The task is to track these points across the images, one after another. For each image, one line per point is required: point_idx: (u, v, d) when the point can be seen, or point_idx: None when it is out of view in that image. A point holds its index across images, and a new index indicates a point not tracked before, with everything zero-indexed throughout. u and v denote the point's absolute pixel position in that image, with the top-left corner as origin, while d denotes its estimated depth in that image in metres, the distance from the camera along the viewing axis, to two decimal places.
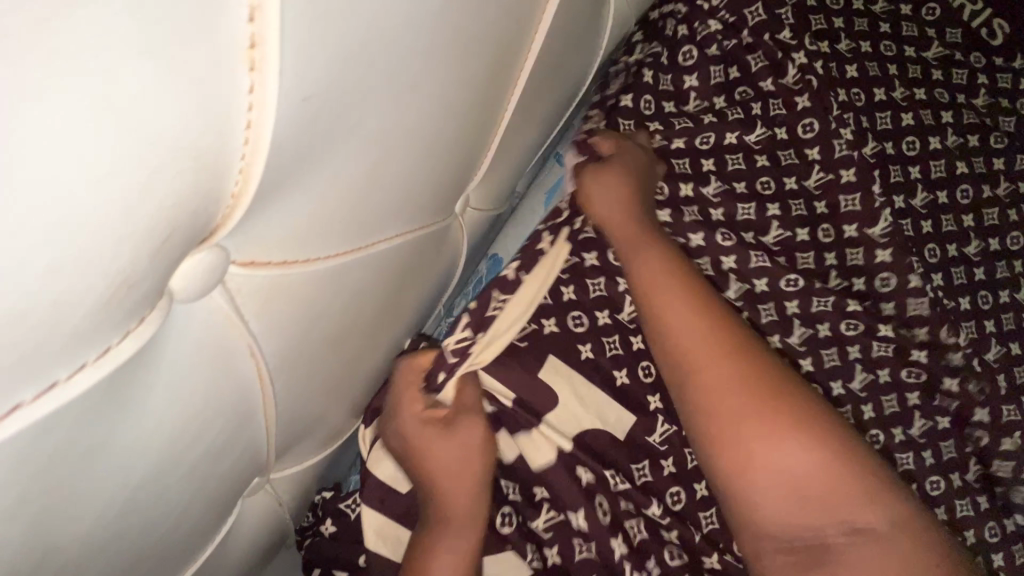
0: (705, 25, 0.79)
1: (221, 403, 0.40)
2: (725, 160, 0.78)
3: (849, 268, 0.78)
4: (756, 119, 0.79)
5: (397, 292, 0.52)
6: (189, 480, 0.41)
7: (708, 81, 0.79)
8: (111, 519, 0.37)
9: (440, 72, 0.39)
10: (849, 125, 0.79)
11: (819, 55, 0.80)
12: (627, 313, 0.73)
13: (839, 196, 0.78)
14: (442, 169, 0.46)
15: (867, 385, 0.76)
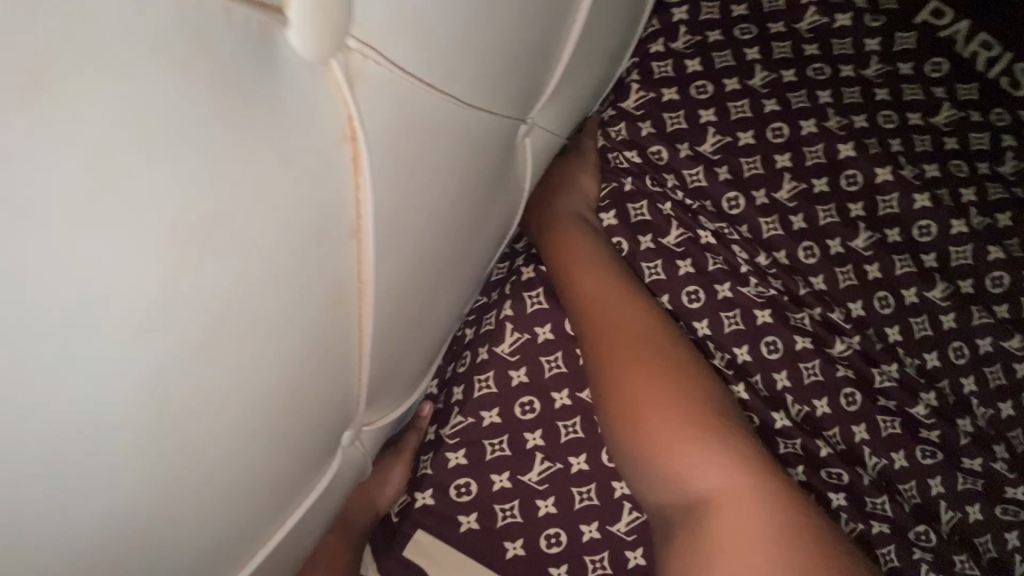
0: (644, 130, 0.71)
1: None
2: (642, 270, 0.69)
3: (842, 382, 0.65)
4: (671, 217, 0.69)
5: (281, 561, 0.44)
6: None
7: (621, 192, 0.71)
8: None
9: (239, 348, 0.29)
10: (833, 216, 0.69)
11: (787, 146, 0.70)
12: (532, 475, 0.61)
13: (787, 310, 0.67)
14: (292, 431, 0.36)
15: (858, 539, 0.62)
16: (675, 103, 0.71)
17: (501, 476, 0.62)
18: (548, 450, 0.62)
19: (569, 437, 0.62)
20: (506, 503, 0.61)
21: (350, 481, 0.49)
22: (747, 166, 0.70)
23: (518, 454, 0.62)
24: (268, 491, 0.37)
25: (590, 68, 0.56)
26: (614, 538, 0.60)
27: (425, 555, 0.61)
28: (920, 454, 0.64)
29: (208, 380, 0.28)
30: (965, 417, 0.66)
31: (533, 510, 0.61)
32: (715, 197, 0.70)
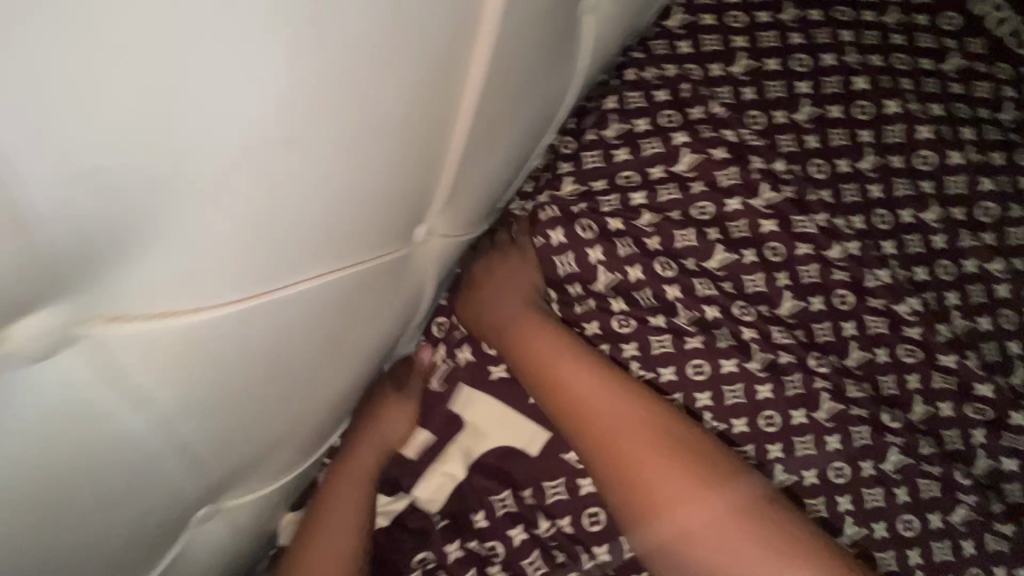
0: (682, 48, 0.78)
1: (117, 453, 0.41)
2: (657, 192, 0.75)
3: (835, 284, 0.74)
4: (697, 124, 0.76)
5: (370, 324, 0.57)
6: (96, 524, 0.43)
7: (653, 99, 0.77)
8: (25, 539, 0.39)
9: (398, 95, 0.41)
10: (843, 138, 0.77)
11: (807, 75, 0.79)
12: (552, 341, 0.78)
13: (792, 215, 0.74)
14: (403, 192, 0.48)
15: (834, 415, 0.70)
16: (711, 27, 0.79)
17: (525, 343, 0.76)
18: (566, 317, 0.78)
19: (584, 308, 0.77)
20: None
21: (419, 281, 0.61)
22: (771, 87, 0.78)
23: (537, 329, 0.77)
24: (377, 241, 0.50)
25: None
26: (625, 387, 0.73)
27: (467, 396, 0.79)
28: (899, 351, 0.73)
29: (375, 113, 0.40)
30: (944, 324, 0.74)
31: None
32: (740, 110, 0.77)
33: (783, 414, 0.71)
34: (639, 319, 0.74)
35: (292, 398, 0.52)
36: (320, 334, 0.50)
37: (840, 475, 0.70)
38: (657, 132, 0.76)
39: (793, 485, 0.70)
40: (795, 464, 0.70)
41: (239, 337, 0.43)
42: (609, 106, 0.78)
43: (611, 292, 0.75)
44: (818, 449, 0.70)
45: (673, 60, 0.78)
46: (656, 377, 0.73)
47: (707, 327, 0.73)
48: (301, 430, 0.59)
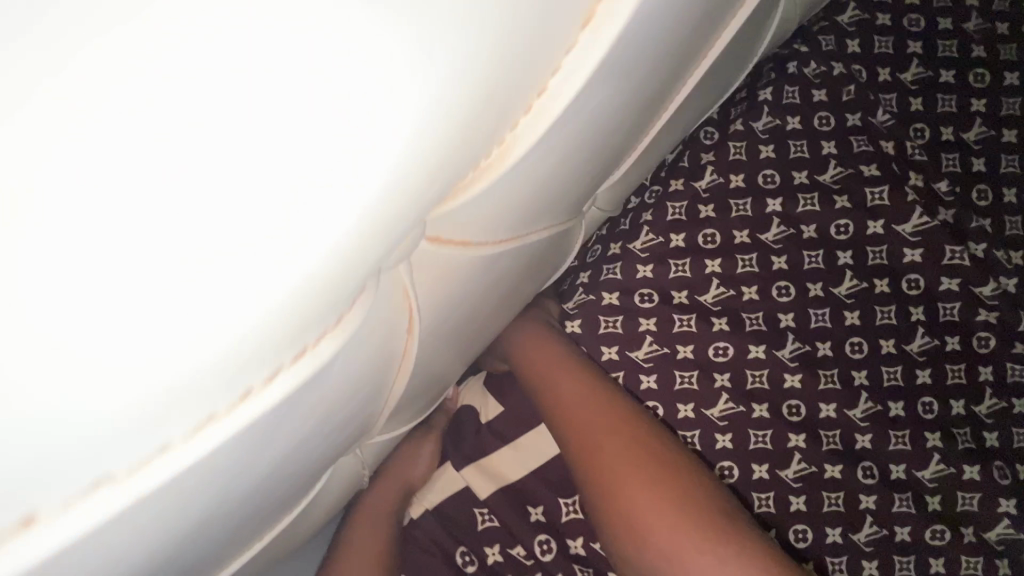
0: (851, 47, 0.73)
1: (373, 379, 0.40)
2: (795, 200, 0.71)
3: (976, 326, 0.68)
4: (850, 134, 0.72)
5: (534, 281, 0.58)
6: (318, 457, 0.42)
7: (809, 99, 0.72)
8: (272, 473, 0.38)
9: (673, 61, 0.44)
10: (1013, 167, 0.71)
11: (985, 93, 0.73)
12: (643, 352, 0.71)
13: (943, 245, 0.68)
14: (616, 154, 0.51)
15: (939, 476, 0.66)
16: (888, 28, 0.74)
17: (612, 349, 0.72)
18: (659, 334, 0.71)
19: (682, 328, 0.70)
20: (616, 372, 0.71)
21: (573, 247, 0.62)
22: (943, 101, 0.72)
23: (631, 331, 0.72)
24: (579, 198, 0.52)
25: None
26: (704, 420, 0.69)
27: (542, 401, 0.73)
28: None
29: (658, 74, 0.43)
30: None
31: (637, 382, 0.71)
32: (904, 125, 0.72)
33: (882, 465, 0.67)
34: (739, 346, 0.69)
35: (466, 343, 0.54)
36: (499, 292, 0.52)
37: (939, 538, 0.65)
38: (808, 137, 0.72)
39: (881, 539, 0.65)
40: (885, 518, 0.66)
41: (486, 272, 0.43)
42: (761, 99, 0.73)
43: (718, 308, 0.70)
44: (917, 509, 0.66)
45: (841, 57, 0.73)
46: (745, 412, 0.68)
47: (812, 365, 0.68)
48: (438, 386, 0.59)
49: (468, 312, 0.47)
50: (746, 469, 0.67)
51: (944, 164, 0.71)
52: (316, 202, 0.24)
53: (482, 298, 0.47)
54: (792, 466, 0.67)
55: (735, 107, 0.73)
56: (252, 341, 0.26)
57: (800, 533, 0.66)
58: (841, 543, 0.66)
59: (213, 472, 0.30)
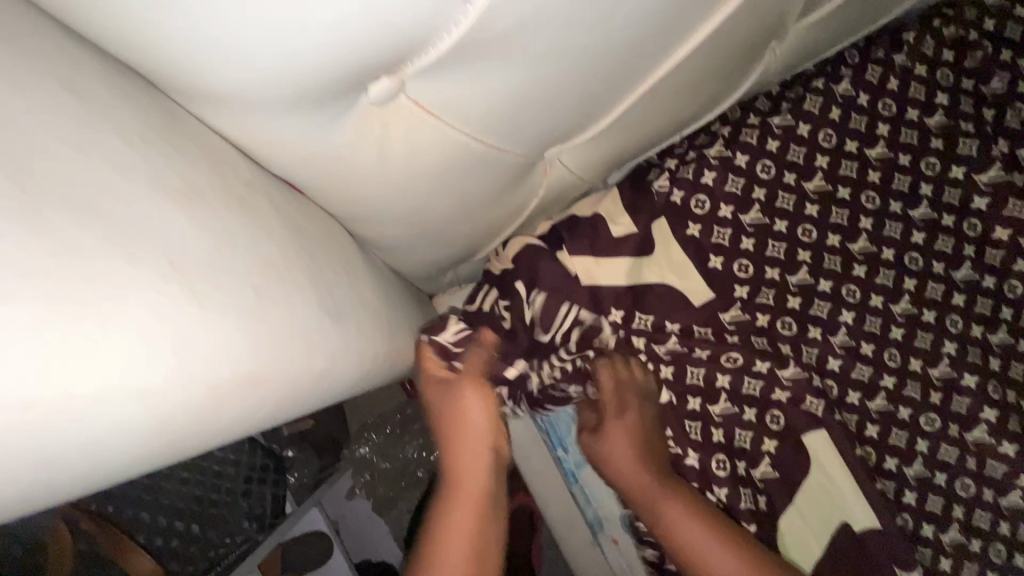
0: (985, 25, 0.86)
1: (675, 30, 0.47)
2: (900, 131, 0.83)
3: (1011, 273, 0.82)
4: (962, 93, 0.84)
5: (728, 80, 0.65)
6: (600, 82, 0.47)
7: (939, 54, 0.84)
8: (605, 43, 0.42)
9: None
10: None
11: None
12: (749, 216, 0.79)
13: (1007, 199, 0.81)
14: None
15: (945, 378, 0.80)
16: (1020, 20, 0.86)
17: (727, 205, 0.79)
18: (765, 206, 0.79)
19: (782, 204, 0.80)
20: (724, 228, 0.79)
21: (759, 74, 0.69)
22: None
23: (745, 196, 0.79)
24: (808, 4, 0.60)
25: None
26: (783, 282, 0.79)
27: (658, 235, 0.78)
28: None
29: None
30: None
31: (737, 241, 0.79)
32: (1011, 100, 0.84)
33: (904, 357, 0.80)
34: (822, 231, 0.80)
35: (677, 97, 0.60)
36: (744, 41, 0.58)
37: (929, 424, 0.80)
38: (928, 84, 0.84)
39: (887, 412, 0.79)
40: (897, 398, 0.79)
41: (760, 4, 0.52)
42: (901, 41, 0.84)
43: (816, 197, 0.80)
44: (921, 396, 0.80)
45: (977, 29, 0.86)
46: (814, 284, 0.79)
47: (875, 263, 0.80)
48: (645, 129, 0.64)
49: (718, 48, 0.55)
50: (804, 327, 0.78)
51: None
52: None
53: (731, 41, 0.55)
54: (838, 336, 0.79)
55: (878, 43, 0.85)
56: None
57: (829, 387, 0.78)
58: (857, 405, 0.79)
59: None
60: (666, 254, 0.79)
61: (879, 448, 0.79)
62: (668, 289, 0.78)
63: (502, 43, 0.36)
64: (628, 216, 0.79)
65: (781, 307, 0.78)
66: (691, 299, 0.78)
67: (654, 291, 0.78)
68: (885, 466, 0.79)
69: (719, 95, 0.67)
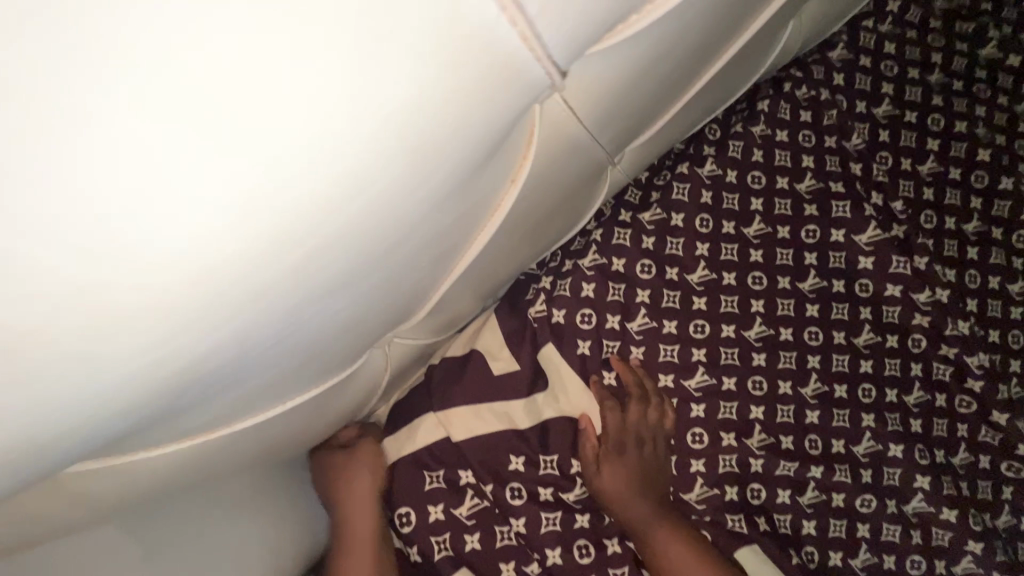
0: (834, 82, 0.85)
1: (417, 296, 0.45)
2: (773, 203, 0.79)
3: (911, 327, 0.79)
4: (826, 153, 0.82)
5: (564, 216, 0.59)
6: (351, 354, 0.46)
7: (797, 117, 0.82)
8: (311, 359, 0.41)
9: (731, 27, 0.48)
10: (955, 198, 0.84)
11: (940, 135, 0.86)
12: (637, 324, 0.73)
13: (890, 255, 0.79)
14: (667, 106, 0.54)
15: (871, 452, 0.76)
16: (865, 72, 0.86)
17: (613, 316, 0.73)
18: (650, 309, 0.74)
19: (669, 304, 0.74)
20: (613, 341, 0.73)
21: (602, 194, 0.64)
22: (905, 137, 0.85)
23: (628, 303, 0.74)
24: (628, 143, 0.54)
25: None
26: (684, 390, 0.73)
27: (545, 362, 0.72)
28: (957, 400, 0.78)
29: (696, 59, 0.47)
30: (1004, 386, 0.79)
31: (628, 353, 0.73)
32: (874, 152, 0.83)
33: (825, 441, 0.75)
34: (714, 325, 0.75)
35: (497, 272, 0.56)
36: (562, 198, 0.52)
37: (865, 505, 0.75)
38: (793, 149, 0.81)
39: (820, 503, 0.74)
40: (827, 485, 0.74)
41: (530, 218, 0.49)
42: (758, 109, 0.82)
43: (702, 289, 0.76)
44: (851, 478, 0.75)
45: (827, 86, 0.85)
46: (717, 384, 0.74)
47: (775, 347, 0.76)
48: (489, 282, 0.58)
49: (504, 253, 0.52)
50: (717, 435, 0.73)
51: (899, 191, 0.82)
52: (420, 159, 0.30)
53: (519, 239, 0.52)
54: (755, 436, 0.74)
55: (735, 115, 0.83)
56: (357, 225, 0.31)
57: (755, 491, 0.72)
58: (789, 504, 0.73)
59: (265, 336, 0.34)
60: (560, 380, 0.72)
61: (820, 545, 0.73)
62: (566, 421, 0.71)
63: (161, 435, 0.36)
64: (508, 349, 0.72)
65: (686, 419, 0.72)
66: (594, 426, 0.71)
67: (551, 425, 0.71)
68: (831, 563, 0.73)
69: (560, 230, 0.63)
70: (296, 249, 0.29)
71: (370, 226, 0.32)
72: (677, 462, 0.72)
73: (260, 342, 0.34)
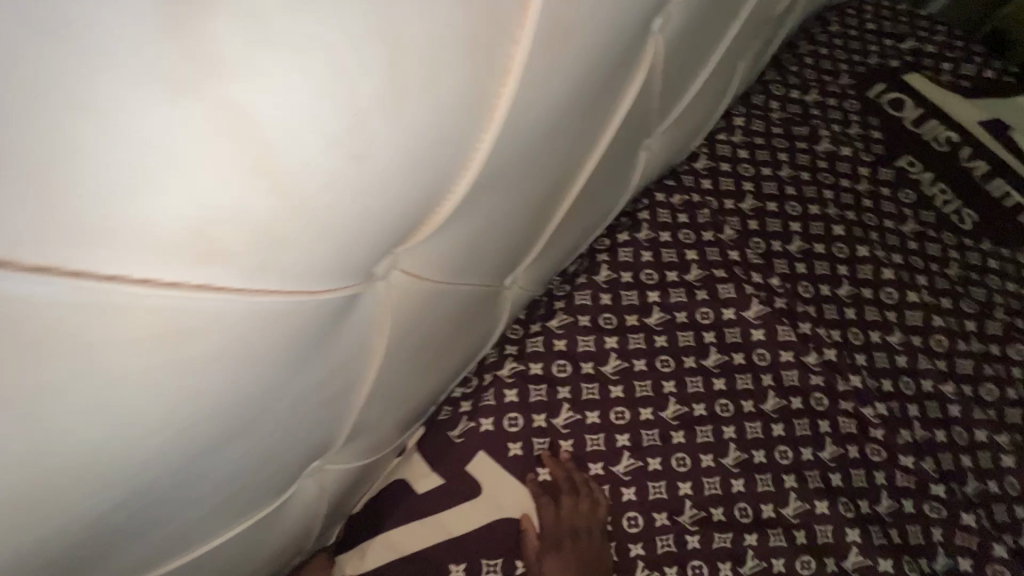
0: (704, 186, 1.01)
1: (288, 459, 0.45)
2: (668, 293, 0.90)
3: (812, 387, 0.86)
4: (705, 245, 0.95)
5: (473, 333, 0.67)
6: (234, 519, 0.46)
7: (676, 219, 0.97)
8: (167, 544, 0.41)
9: (579, 170, 0.58)
10: (825, 268, 0.97)
11: (799, 217, 1.02)
12: (562, 419, 0.80)
13: (776, 325, 0.89)
14: (542, 234, 0.64)
15: (800, 512, 0.79)
16: (729, 176, 1.03)
17: (539, 416, 0.80)
18: (573, 403, 0.81)
19: (589, 396, 0.82)
20: (541, 438, 0.79)
21: (508, 306, 0.73)
22: (772, 224, 1.00)
23: (552, 400, 0.81)
24: (511, 266, 0.62)
25: (693, 120, 0.90)
26: (614, 476, 0.78)
27: (478, 467, 0.77)
28: (868, 450, 0.84)
29: (544, 190, 0.52)
30: (905, 430, 0.86)
31: (557, 447, 0.79)
32: (746, 239, 0.97)
33: (754, 507, 0.79)
34: (632, 409, 0.82)
35: (409, 395, 0.61)
36: (463, 322, 0.60)
37: (806, 567, 0.76)
38: (677, 245, 0.94)
39: (762, 572, 0.75)
40: (764, 552, 0.76)
41: (414, 354, 0.51)
42: (641, 215, 0.96)
43: (616, 378, 0.83)
44: (787, 541, 0.77)
45: (698, 190, 1.01)
46: (644, 466, 0.79)
47: (690, 422, 0.82)
48: (408, 404, 0.63)
49: (398, 385, 0.54)
50: (651, 516, 0.77)
51: (774, 269, 0.95)
52: (200, 375, 0.31)
53: (414, 368, 0.55)
54: (686, 511, 0.78)
55: (626, 221, 0.95)
56: (145, 447, 0.31)
57: (697, 569, 0.75)
58: None
59: (81, 552, 0.34)
60: (497, 482, 0.76)
61: None
62: (508, 521, 0.75)
63: None
64: (445, 461, 0.77)
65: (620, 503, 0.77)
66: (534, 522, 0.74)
67: (494, 528, 0.74)
68: None
69: (474, 343, 0.70)
70: (82, 483, 0.30)
71: (171, 443, 0.32)
72: (617, 548, 0.75)
73: (76, 558, 0.34)
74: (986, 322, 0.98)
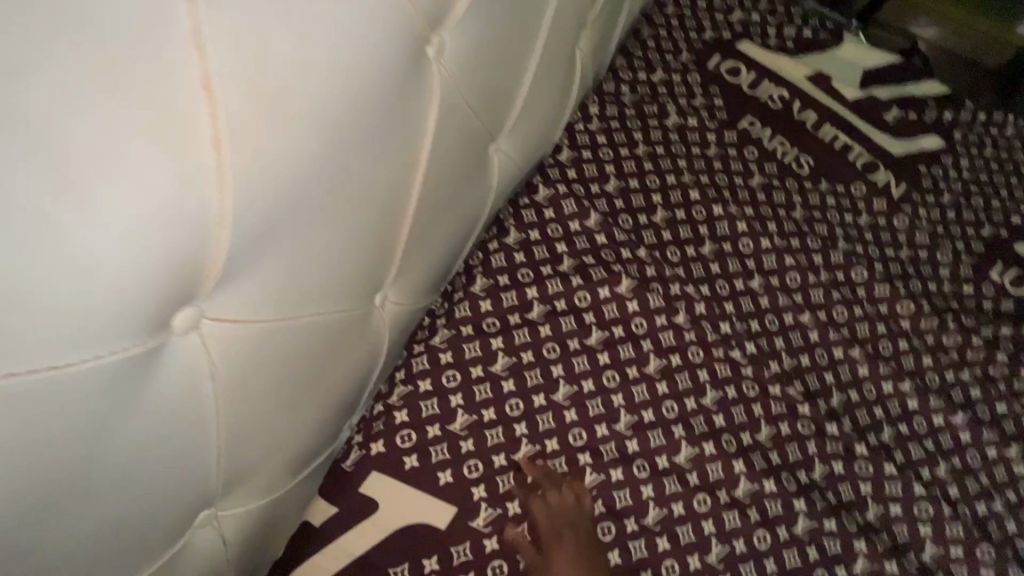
0: (569, 176, 1.08)
1: (143, 513, 0.46)
2: (546, 284, 0.96)
3: (688, 342, 0.95)
4: (573, 234, 1.02)
5: (353, 358, 0.69)
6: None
7: (543, 215, 1.02)
8: None
9: (411, 188, 0.61)
10: (686, 232, 1.07)
11: (659, 189, 1.11)
12: (457, 424, 0.84)
13: (647, 295, 0.97)
14: (396, 253, 0.66)
15: (692, 456, 0.87)
16: (592, 163, 1.10)
17: (433, 427, 0.84)
18: (466, 406, 0.85)
19: (482, 396, 0.86)
20: (438, 445, 0.83)
21: (387, 324, 0.75)
22: (635, 200, 1.08)
23: (445, 408, 0.85)
24: (371, 288, 0.65)
25: (541, 117, 0.96)
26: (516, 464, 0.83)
27: (379, 484, 0.80)
28: (743, 388, 0.93)
29: (369, 212, 0.54)
30: (773, 363, 0.97)
31: (457, 449, 0.83)
32: (612, 219, 1.05)
33: (650, 460, 0.86)
34: (526, 399, 0.87)
35: (292, 430, 0.62)
36: (333, 351, 0.62)
37: (703, 504, 0.84)
38: (547, 239, 1.00)
39: (664, 517, 0.83)
40: (664, 499, 0.84)
41: (274, 388, 0.53)
42: (511, 217, 1.01)
43: (507, 373, 0.88)
44: (681, 484, 0.85)
45: (565, 179, 1.07)
46: (543, 448, 0.85)
47: (581, 399, 0.89)
48: (297, 439, 0.64)
49: (268, 421, 0.55)
50: None
51: (641, 242, 1.03)
52: None
53: (285, 402, 0.56)
54: (588, 479, 0.84)
55: (499, 224, 1.01)
56: None
57: (606, 529, 0.82)
58: (637, 529, 0.82)
59: None
60: (399, 493, 0.80)
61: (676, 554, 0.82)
62: (416, 523, 0.79)
63: None
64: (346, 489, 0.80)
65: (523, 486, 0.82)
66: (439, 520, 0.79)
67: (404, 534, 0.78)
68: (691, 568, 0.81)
69: (362, 368, 0.72)
70: None
71: None
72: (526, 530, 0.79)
73: None
74: (830, 253, 1.11)
